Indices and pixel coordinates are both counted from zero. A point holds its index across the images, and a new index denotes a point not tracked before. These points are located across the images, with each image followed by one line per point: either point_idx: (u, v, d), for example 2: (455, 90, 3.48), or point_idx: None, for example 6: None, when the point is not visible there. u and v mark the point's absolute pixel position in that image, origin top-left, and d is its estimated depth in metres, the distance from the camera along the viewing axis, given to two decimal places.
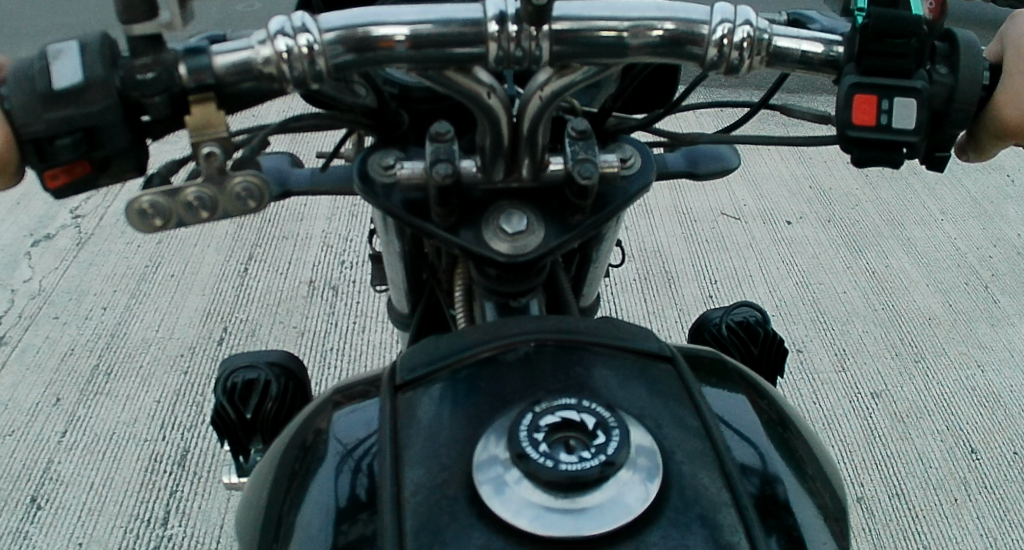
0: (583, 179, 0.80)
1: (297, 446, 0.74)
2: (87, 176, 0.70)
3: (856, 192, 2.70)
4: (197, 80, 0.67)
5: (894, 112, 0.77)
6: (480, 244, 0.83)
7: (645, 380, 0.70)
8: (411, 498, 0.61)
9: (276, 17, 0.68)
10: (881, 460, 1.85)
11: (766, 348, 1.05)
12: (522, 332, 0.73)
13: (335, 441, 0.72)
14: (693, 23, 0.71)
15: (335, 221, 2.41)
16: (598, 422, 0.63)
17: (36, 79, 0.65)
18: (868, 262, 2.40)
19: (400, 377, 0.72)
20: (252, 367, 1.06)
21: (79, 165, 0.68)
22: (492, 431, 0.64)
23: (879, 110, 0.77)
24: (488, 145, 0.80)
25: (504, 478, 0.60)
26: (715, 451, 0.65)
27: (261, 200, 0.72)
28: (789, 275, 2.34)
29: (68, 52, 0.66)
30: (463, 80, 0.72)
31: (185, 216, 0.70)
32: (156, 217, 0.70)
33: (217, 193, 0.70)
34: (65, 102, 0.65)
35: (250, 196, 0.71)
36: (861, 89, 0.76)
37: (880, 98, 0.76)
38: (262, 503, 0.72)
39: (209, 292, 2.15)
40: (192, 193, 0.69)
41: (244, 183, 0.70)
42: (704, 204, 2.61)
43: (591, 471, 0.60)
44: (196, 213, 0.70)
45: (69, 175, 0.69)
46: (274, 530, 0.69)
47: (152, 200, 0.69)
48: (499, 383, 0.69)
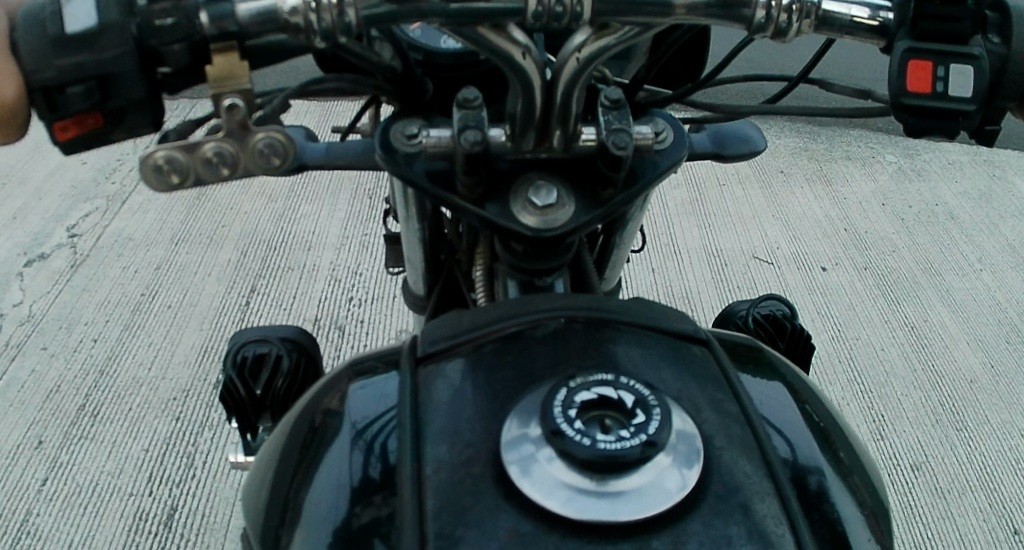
0: (618, 150, 0.76)
1: (306, 425, 0.73)
2: (99, 131, 0.63)
3: (893, 236, 2.53)
4: (218, 28, 0.59)
5: (951, 79, 0.70)
6: (507, 217, 0.79)
7: (679, 362, 0.67)
8: (433, 476, 0.56)
9: None
10: (922, 545, 1.68)
11: (792, 342, 1.15)
12: (549, 308, 0.70)
13: (347, 419, 0.71)
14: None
15: (344, 251, 2.28)
16: (637, 399, 0.54)
17: (47, 22, 0.58)
18: (905, 316, 2.22)
19: (421, 350, 0.68)
20: (264, 342, 1.08)
21: (90, 116, 0.61)
22: (523, 408, 0.56)
23: (935, 78, 0.70)
24: (519, 113, 0.76)
25: (534, 456, 0.53)
26: (756, 441, 0.61)
27: (286, 158, 0.64)
28: (824, 328, 2.16)
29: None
30: (499, 40, 0.68)
31: (204, 173, 0.63)
32: (173, 173, 0.63)
33: (237, 149, 0.63)
34: (80, 47, 0.58)
35: (275, 154, 0.64)
36: (915, 54, 0.70)
37: (936, 65, 0.70)
38: (269, 483, 0.72)
39: (208, 327, 2.02)
40: (211, 149, 0.62)
41: (267, 139, 0.63)
42: (736, 245, 2.43)
43: (631, 452, 0.51)
44: (216, 170, 0.63)
45: (80, 128, 0.62)
46: (281, 512, 0.68)
47: (167, 155, 0.62)
48: (525, 359, 0.65)
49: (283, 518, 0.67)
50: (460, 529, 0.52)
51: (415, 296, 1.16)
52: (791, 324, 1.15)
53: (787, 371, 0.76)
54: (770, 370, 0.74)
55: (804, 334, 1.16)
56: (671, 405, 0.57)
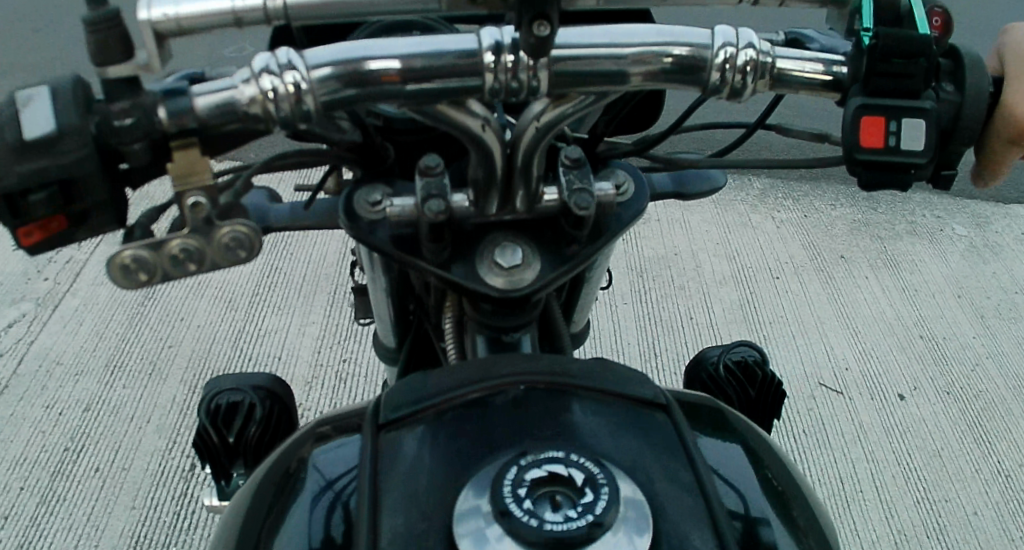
0: (580, 211, 0.78)
1: (276, 478, 0.74)
2: (63, 232, 0.64)
3: (974, 346, 2.27)
4: (179, 124, 0.61)
5: (904, 133, 0.73)
6: (474, 279, 0.81)
7: (638, 427, 0.69)
8: (387, 545, 0.57)
9: (260, 54, 0.62)
10: None
11: (763, 390, 1.16)
12: (509, 373, 0.71)
13: (315, 473, 0.73)
14: (695, 48, 0.68)
15: (311, 391, 2.06)
16: (586, 477, 0.55)
17: (4, 129, 0.58)
18: (1000, 462, 1.96)
19: (383, 416, 0.69)
20: (238, 390, 1.09)
21: (54, 220, 0.62)
22: (478, 483, 0.56)
23: (888, 132, 0.73)
24: (480, 178, 0.78)
25: (484, 531, 0.52)
26: (707, 505, 0.62)
27: (253, 248, 0.64)
28: (909, 489, 1.88)
29: (40, 99, 0.59)
30: (457, 115, 0.70)
31: (172, 270, 0.64)
32: (141, 272, 0.63)
33: (203, 244, 0.63)
34: (38, 154, 0.58)
35: (240, 246, 0.64)
36: (869, 111, 0.72)
37: (889, 120, 0.73)
38: (236, 525, 0.72)
39: (141, 505, 1.78)
40: (177, 245, 0.63)
41: (231, 232, 0.63)
42: (796, 366, 2.18)
43: (578, 533, 0.52)
44: (184, 268, 0.64)
45: (44, 232, 0.63)
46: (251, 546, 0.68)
47: (134, 255, 0.62)
48: (481, 427, 0.66)
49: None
50: None
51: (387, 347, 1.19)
52: (762, 372, 1.18)
53: (749, 432, 0.77)
54: (730, 432, 0.76)
55: (776, 382, 1.18)
56: (616, 471, 0.58)
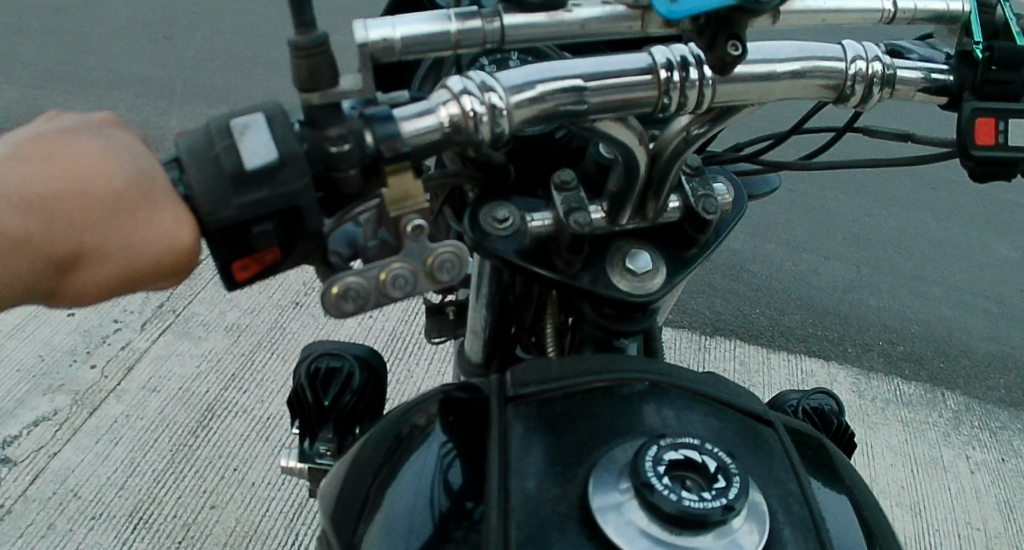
0: (708, 215, 0.86)
1: (390, 437, 0.75)
2: (273, 264, 0.60)
3: None
4: (392, 149, 0.61)
5: (1011, 132, 0.77)
6: (602, 287, 0.84)
7: (753, 443, 0.71)
8: (520, 508, 0.61)
9: (453, 78, 0.66)
10: None
11: (838, 436, 1.18)
12: (629, 370, 0.75)
13: (427, 448, 0.71)
14: (831, 59, 0.74)
15: None
16: (719, 465, 0.58)
17: (224, 158, 0.55)
18: None
19: (511, 391, 0.73)
20: (337, 355, 1.15)
21: (269, 251, 0.59)
22: (617, 466, 0.60)
23: (997, 131, 0.78)
24: (618, 190, 0.82)
25: (620, 503, 0.58)
26: (815, 523, 0.65)
27: (458, 271, 0.67)
28: None
29: (257, 127, 0.56)
30: (619, 132, 0.75)
31: (386, 297, 0.65)
32: (359, 298, 0.64)
33: (416, 267, 0.65)
34: (262, 182, 0.55)
35: (450, 267, 0.66)
36: (981, 112, 0.78)
37: (998, 121, 0.78)
38: (350, 485, 0.74)
39: None
40: (393, 272, 0.64)
41: (446, 255, 0.66)
42: None
43: (713, 513, 0.56)
44: (398, 292, 0.65)
45: (257, 264, 0.59)
46: (360, 507, 0.71)
47: (351, 282, 0.63)
48: (606, 413, 0.70)
49: (358, 520, 0.69)
50: None
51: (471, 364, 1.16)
52: (837, 421, 1.19)
53: (840, 462, 0.80)
54: (831, 471, 0.76)
55: (849, 432, 1.20)
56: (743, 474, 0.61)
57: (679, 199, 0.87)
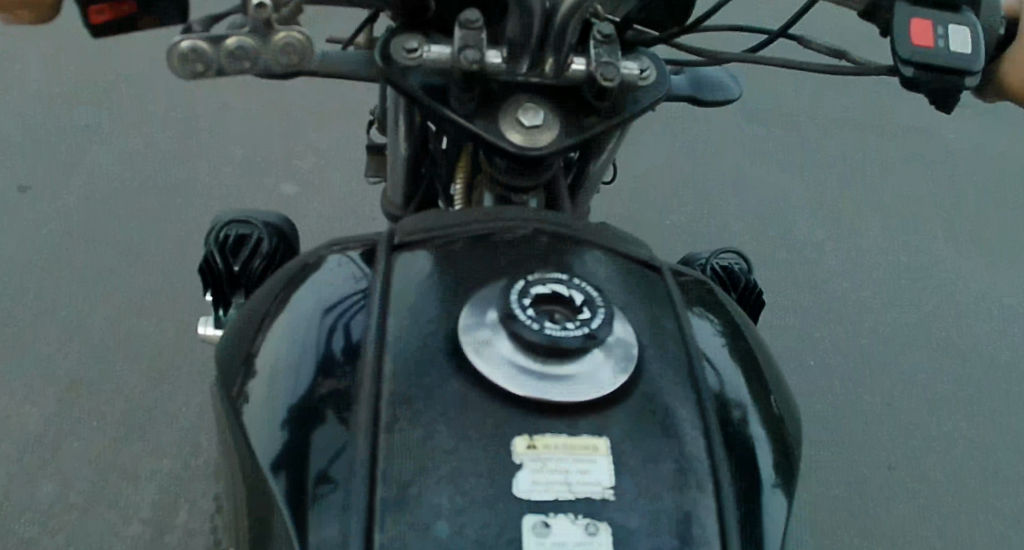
0: (605, 81, 0.81)
1: (300, 263, 0.80)
2: (132, 18, 0.65)
3: None
4: None
5: (951, 37, 0.71)
6: (494, 134, 0.85)
7: (638, 285, 0.73)
8: (395, 345, 0.62)
9: None
10: None
11: (743, 295, 1.22)
12: (517, 218, 0.76)
13: (314, 281, 0.75)
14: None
15: None
16: (585, 299, 0.60)
17: None
18: None
19: (398, 239, 0.74)
20: (246, 225, 1.13)
21: (125, 2, 0.63)
22: (485, 299, 0.62)
23: (936, 35, 0.71)
24: (516, 36, 0.81)
25: (489, 339, 0.59)
26: (689, 362, 0.67)
27: (304, 57, 0.65)
28: None
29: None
30: None
31: (228, 67, 0.64)
32: (197, 63, 0.64)
33: (259, 45, 0.64)
34: None
35: (294, 52, 0.65)
36: (915, 13, 0.72)
37: (936, 25, 0.71)
38: (259, 299, 0.79)
39: None
40: (235, 42, 0.63)
41: (287, 38, 0.64)
42: None
43: (573, 342, 0.57)
44: (238, 66, 0.64)
45: (115, 12, 0.64)
46: (262, 314, 0.76)
47: (193, 45, 0.63)
48: (493, 255, 0.71)
49: (259, 326, 0.75)
50: (413, 390, 0.58)
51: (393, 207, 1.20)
52: (745, 278, 1.23)
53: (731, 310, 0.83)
54: (720, 320, 0.78)
55: (758, 292, 1.23)
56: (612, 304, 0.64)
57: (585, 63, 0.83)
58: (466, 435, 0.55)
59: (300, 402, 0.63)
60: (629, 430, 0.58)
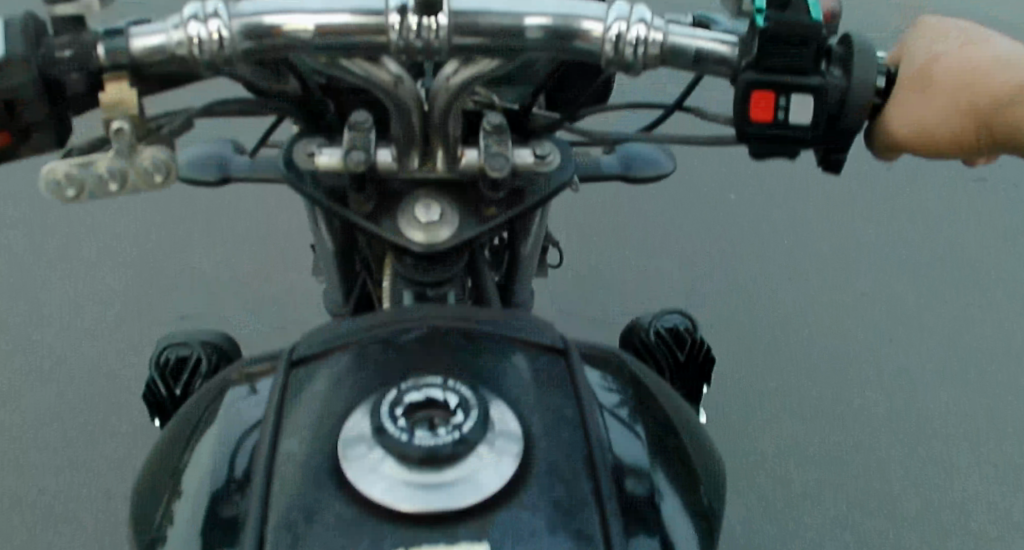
0: (494, 173, 0.81)
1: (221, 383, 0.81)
2: (9, 146, 0.71)
3: None
4: (113, 59, 0.70)
5: (792, 108, 0.71)
6: (397, 232, 0.87)
7: (536, 370, 0.73)
8: (283, 466, 0.62)
9: (191, 3, 0.69)
10: None
11: (692, 354, 1.21)
12: (416, 317, 0.76)
13: (230, 405, 0.75)
14: (577, 19, 0.70)
15: None
16: (459, 402, 0.61)
17: None
18: None
19: (297, 354, 0.74)
20: (186, 345, 1.15)
21: (1, 133, 0.70)
22: (365, 413, 0.63)
23: (777, 107, 0.72)
24: (400, 135, 0.82)
25: (368, 457, 0.59)
26: (587, 443, 0.66)
27: (169, 177, 0.72)
28: None
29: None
30: (375, 71, 0.75)
31: (96, 189, 0.71)
32: (70, 187, 0.70)
33: (126, 165, 0.71)
34: None
35: (158, 170, 0.72)
36: (759, 87, 0.71)
37: (779, 95, 0.71)
38: (182, 422, 0.80)
39: None
40: (105, 167, 0.70)
41: (152, 159, 0.71)
42: None
43: (444, 449, 0.58)
44: (110, 188, 0.71)
45: None
46: (186, 438, 0.77)
47: (65, 170, 0.69)
48: (386, 363, 0.71)
49: (181, 451, 0.75)
50: (294, 514, 0.58)
51: (335, 305, 1.21)
52: (692, 337, 1.23)
53: (644, 379, 0.84)
54: (633, 398, 0.79)
55: (707, 349, 1.23)
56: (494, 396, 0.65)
57: (476, 151, 0.85)
58: None
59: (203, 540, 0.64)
60: (516, 528, 0.58)
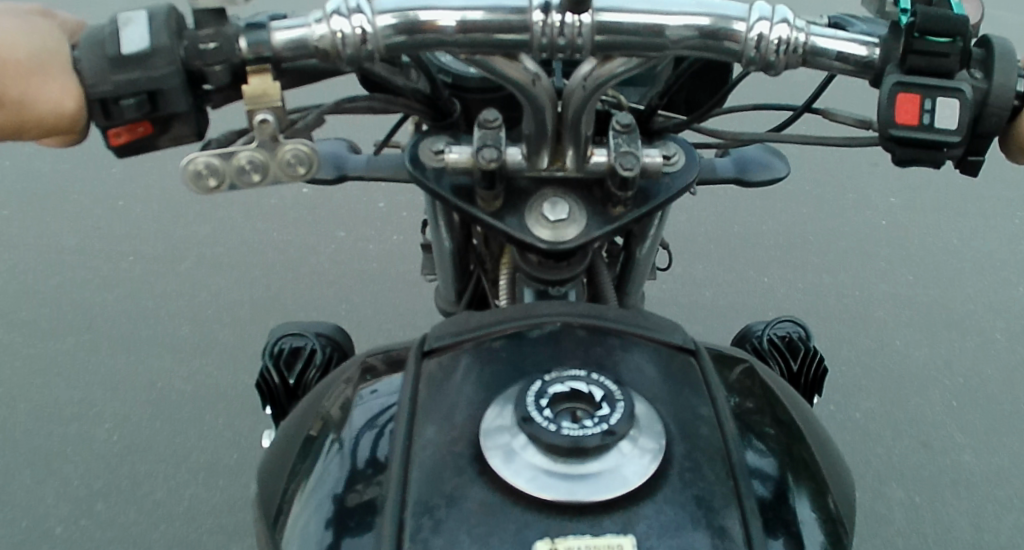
0: (624, 171, 0.80)
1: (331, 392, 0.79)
2: (147, 139, 0.70)
3: None
4: (256, 52, 0.68)
5: (939, 111, 0.67)
6: (523, 230, 0.85)
7: (669, 368, 0.71)
8: (420, 453, 0.62)
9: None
10: None
11: (805, 365, 1.18)
12: (547, 312, 0.75)
13: (354, 408, 0.74)
14: (727, 19, 0.69)
15: None
16: (604, 394, 0.61)
17: (107, 44, 0.66)
18: None
19: (428, 344, 0.74)
20: (300, 336, 1.18)
21: (141, 125, 0.68)
22: (503, 401, 0.63)
23: (922, 110, 0.67)
24: (533, 131, 0.82)
25: (510, 444, 0.59)
26: (726, 444, 0.64)
27: (311, 168, 0.70)
28: None
29: (138, 21, 0.67)
30: (513, 68, 0.75)
31: (238, 180, 0.69)
32: (210, 177, 0.68)
33: (268, 158, 0.69)
34: (133, 66, 0.65)
35: (300, 162, 0.69)
36: (904, 87, 0.67)
37: (924, 98, 0.67)
38: (298, 429, 0.79)
39: None
40: (245, 157, 0.68)
41: (294, 150, 0.68)
42: None
43: (593, 439, 0.58)
44: (249, 178, 0.69)
45: (131, 135, 0.69)
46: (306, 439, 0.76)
47: (207, 161, 0.68)
48: (522, 355, 0.70)
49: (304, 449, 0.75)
50: (435, 499, 0.58)
51: (446, 303, 1.24)
52: (805, 347, 1.20)
53: (773, 385, 0.81)
54: (765, 403, 0.76)
55: (820, 360, 1.19)
56: (633, 392, 0.64)
57: (607, 151, 0.85)
58: (487, 542, 0.55)
59: (338, 523, 0.64)
60: (661, 523, 0.57)
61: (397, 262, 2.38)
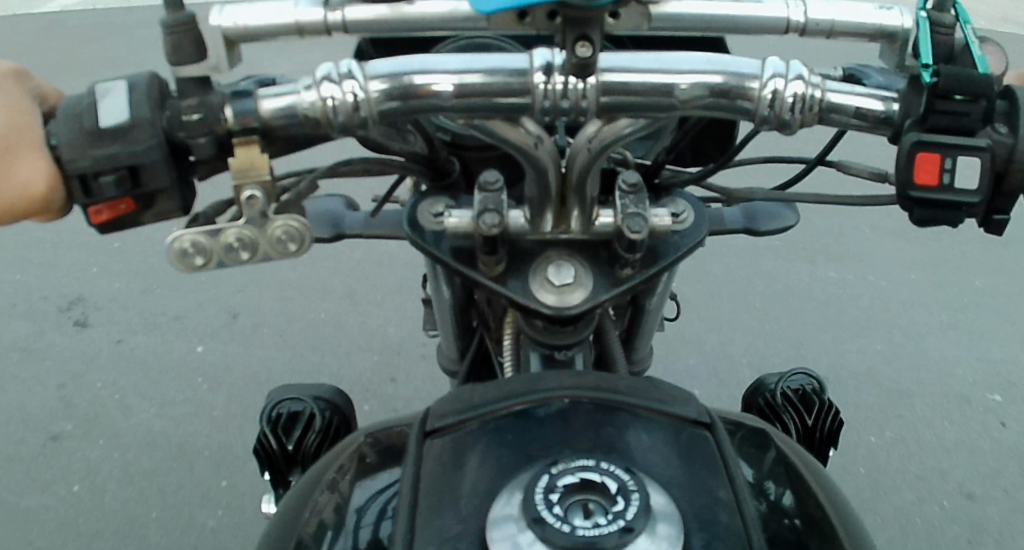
0: (632, 234, 0.77)
1: (330, 471, 0.75)
2: (130, 215, 0.67)
3: None
4: (242, 123, 0.65)
5: (960, 172, 0.64)
6: (527, 296, 0.82)
7: (683, 446, 0.68)
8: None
9: (323, 64, 0.67)
10: None
11: (820, 421, 1.13)
12: (554, 387, 0.72)
13: (353, 491, 0.71)
14: (744, 77, 0.66)
15: None
16: (619, 484, 0.58)
17: (84, 117, 0.63)
18: None
19: (430, 423, 0.71)
20: (299, 400, 1.15)
21: (123, 202, 0.66)
22: (511, 491, 0.59)
23: (941, 169, 0.65)
24: (535, 194, 0.79)
25: (518, 541, 0.55)
26: (747, 533, 0.61)
27: (303, 243, 0.67)
28: None
29: (117, 91, 0.64)
30: (514, 132, 0.72)
31: (226, 257, 0.66)
32: (199, 255, 0.66)
33: (257, 234, 0.66)
34: (111, 140, 0.62)
35: (291, 239, 0.66)
36: (924, 146, 0.64)
37: (944, 157, 0.64)
38: (294, 510, 0.76)
39: None
40: (233, 235, 0.65)
41: (284, 226, 0.66)
42: None
43: (608, 537, 0.54)
44: (237, 256, 0.66)
45: (113, 212, 0.66)
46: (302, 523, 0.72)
47: (193, 239, 0.66)
48: (529, 437, 0.67)
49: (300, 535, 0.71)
50: None
51: (450, 363, 1.20)
52: (820, 401, 1.16)
53: (793, 455, 0.77)
54: (787, 476, 0.72)
55: (836, 414, 1.14)
56: (648, 479, 0.61)
57: (612, 212, 0.83)
58: None
59: None
60: None
61: (404, 313, 2.36)
